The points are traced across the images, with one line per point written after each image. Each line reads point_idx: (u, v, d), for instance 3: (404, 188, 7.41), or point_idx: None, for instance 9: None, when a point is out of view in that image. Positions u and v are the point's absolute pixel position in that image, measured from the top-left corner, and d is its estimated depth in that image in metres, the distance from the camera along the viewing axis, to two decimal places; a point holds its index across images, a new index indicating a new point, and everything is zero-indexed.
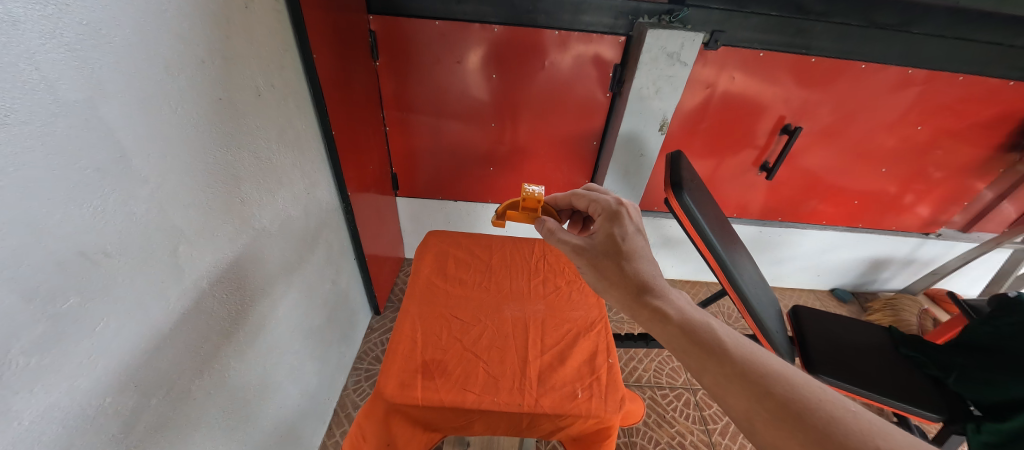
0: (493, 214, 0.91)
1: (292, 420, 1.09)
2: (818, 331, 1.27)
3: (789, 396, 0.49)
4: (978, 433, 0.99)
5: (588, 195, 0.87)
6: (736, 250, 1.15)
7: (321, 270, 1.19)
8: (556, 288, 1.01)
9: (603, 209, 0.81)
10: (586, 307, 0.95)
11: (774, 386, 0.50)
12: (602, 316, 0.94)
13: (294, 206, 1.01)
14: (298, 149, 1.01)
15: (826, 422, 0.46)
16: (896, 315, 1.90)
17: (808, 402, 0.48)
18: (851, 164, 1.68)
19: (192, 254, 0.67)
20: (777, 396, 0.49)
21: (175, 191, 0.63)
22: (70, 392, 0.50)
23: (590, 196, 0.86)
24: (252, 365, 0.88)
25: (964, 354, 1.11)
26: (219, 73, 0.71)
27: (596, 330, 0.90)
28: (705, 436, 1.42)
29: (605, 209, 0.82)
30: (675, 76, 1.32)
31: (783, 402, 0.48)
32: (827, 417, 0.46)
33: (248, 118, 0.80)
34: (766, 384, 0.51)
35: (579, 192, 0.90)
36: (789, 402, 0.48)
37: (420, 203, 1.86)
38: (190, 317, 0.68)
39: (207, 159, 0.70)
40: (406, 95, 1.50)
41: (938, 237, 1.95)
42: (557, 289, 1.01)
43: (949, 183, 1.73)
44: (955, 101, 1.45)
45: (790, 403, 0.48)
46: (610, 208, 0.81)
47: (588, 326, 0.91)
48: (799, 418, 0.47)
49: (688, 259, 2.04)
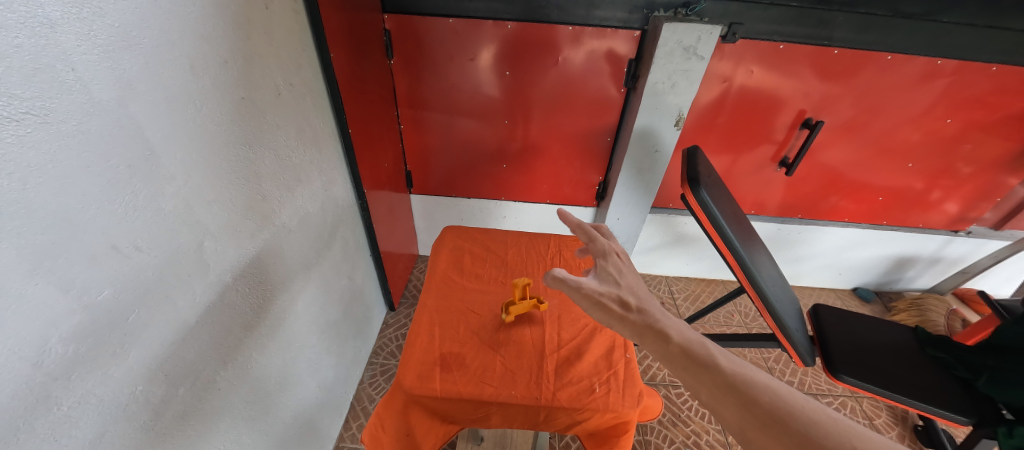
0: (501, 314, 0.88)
1: (311, 412, 1.11)
2: (839, 329, 1.23)
3: (775, 404, 0.47)
4: (1009, 437, 0.93)
5: (588, 234, 0.83)
6: (754, 247, 1.13)
7: (337, 266, 1.21)
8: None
9: (599, 251, 0.80)
10: None
11: (760, 395, 0.49)
12: None
13: (312, 203, 1.02)
14: (316, 147, 1.02)
15: (811, 426, 0.44)
16: (922, 315, 1.84)
17: (793, 408, 0.46)
18: (875, 159, 1.63)
19: (216, 250, 0.69)
20: (763, 404, 0.47)
21: (200, 187, 0.65)
22: (105, 380, 0.52)
23: (589, 236, 0.83)
24: (272, 358, 0.90)
25: (996, 356, 1.05)
26: (241, 72, 0.72)
27: None
28: (721, 436, 1.39)
29: (601, 251, 0.80)
30: (691, 70, 1.28)
31: (769, 409, 0.47)
32: (811, 422, 0.44)
33: (268, 116, 0.81)
34: (752, 393, 0.49)
35: (580, 227, 0.85)
36: (775, 409, 0.47)
37: (433, 200, 1.88)
38: (215, 309, 0.71)
39: (230, 154, 0.71)
40: (420, 93, 1.51)
41: (967, 234, 1.87)
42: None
43: (980, 179, 1.66)
44: (987, 93, 1.39)
45: (774, 410, 0.47)
46: (604, 251, 0.80)
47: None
48: (785, 425, 0.45)
49: (703, 256, 2.00)
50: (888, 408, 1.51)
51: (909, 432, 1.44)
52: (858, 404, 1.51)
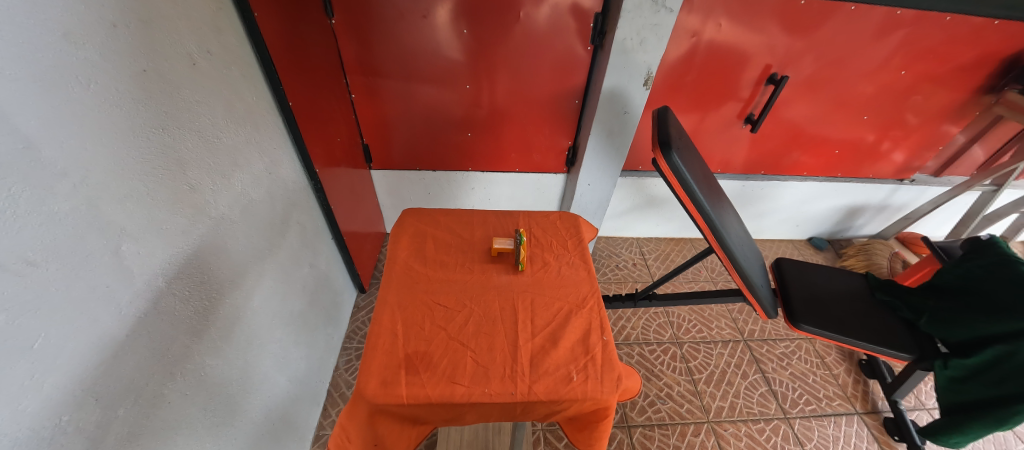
0: (522, 265, 0.95)
1: (283, 407, 1.06)
2: (800, 281, 1.28)
3: None
4: (944, 368, 1.04)
5: None
6: (722, 208, 1.14)
7: (295, 254, 1.12)
8: (544, 263, 0.98)
9: None
10: (576, 283, 0.94)
11: None
12: (594, 291, 0.93)
13: (255, 188, 0.91)
14: (252, 124, 0.90)
15: None
16: (868, 259, 1.99)
17: None
18: (833, 114, 1.66)
19: (138, 253, 0.60)
20: None
21: (105, 182, 0.55)
22: (19, 417, 0.45)
23: None
24: (231, 359, 0.83)
25: (935, 297, 1.14)
26: (140, 38, 0.60)
27: (588, 307, 0.88)
28: (691, 386, 1.47)
29: None
30: (660, 25, 1.21)
31: None
32: None
33: (184, 92, 0.69)
34: None
35: None
36: None
37: (396, 175, 1.77)
38: (150, 319, 0.63)
39: (138, 138, 0.60)
40: (370, 57, 1.37)
41: (911, 183, 1.98)
42: (545, 264, 0.98)
43: (927, 129, 1.74)
44: (940, 44, 1.41)
45: None
46: None
47: (580, 303, 0.89)
48: None
49: (672, 217, 2.04)
50: (837, 347, 1.65)
51: (854, 366, 1.58)
52: (811, 346, 1.64)
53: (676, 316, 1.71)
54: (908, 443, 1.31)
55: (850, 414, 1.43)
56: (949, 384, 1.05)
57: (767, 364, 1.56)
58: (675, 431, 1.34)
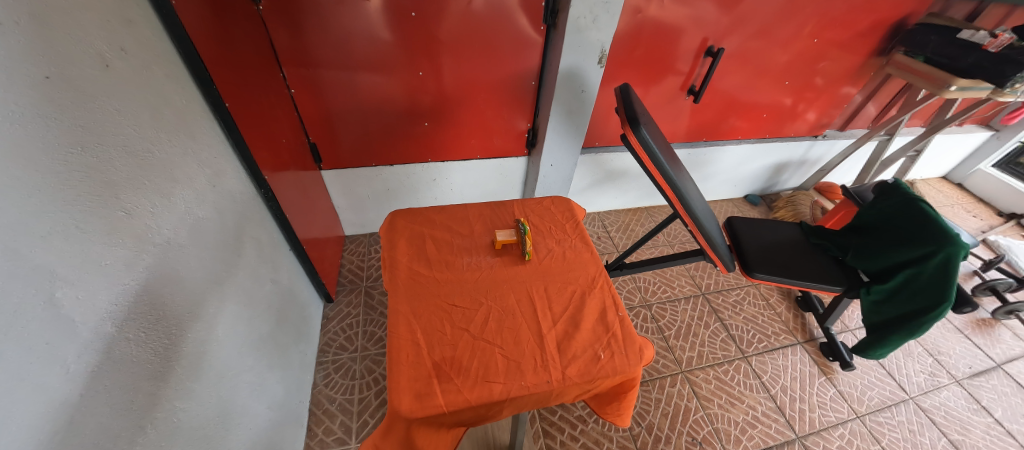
0: (529, 253, 0.95)
1: (266, 437, 0.98)
2: (757, 235, 1.42)
3: None
4: (869, 294, 1.23)
5: None
6: (683, 176, 1.21)
7: (254, 272, 1.01)
8: (548, 250, 0.99)
9: None
10: (582, 266, 0.96)
11: None
12: (600, 271, 0.96)
13: (200, 205, 0.80)
14: (185, 133, 0.78)
15: None
16: (795, 210, 2.27)
17: None
18: (761, 81, 1.83)
19: (78, 299, 0.51)
20: None
21: (22, 219, 0.45)
22: None
23: None
24: (205, 398, 0.75)
25: (856, 235, 1.33)
26: (36, 38, 0.49)
27: (599, 287, 0.91)
28: (663, 343, 1.59)
29: None
30: (611, 2, 1.23)
31: None
32: None
33: (102, 100, 0.58)
34: None
35: None
36: None
37: (350, 174, 1.66)
38: (103, 373, 0.54)
39: (54, 163, 0.50)
40: (309, 46, 1.24)
41: (824, 138, 2.25)
42: (549, 251, 0.99)
43: (834, 90, 1.98)
44: (842, 12, 1.60)
45: None
46: None
47: (591, 284, 0.92)
48: None
49: (628, 188, 2.14)
50: (778, 288, 1.87)
51: (793, 303, 1.82)
52: (758, 290, 1.85)
53: (643, 281, 1.83)
54: (840, 360, 1.55)
55: (794, 344, 1.65)
56: (873, 306, 1.24)
57: (724, 312, 1.73)
58: (655, 386, 1.45)
